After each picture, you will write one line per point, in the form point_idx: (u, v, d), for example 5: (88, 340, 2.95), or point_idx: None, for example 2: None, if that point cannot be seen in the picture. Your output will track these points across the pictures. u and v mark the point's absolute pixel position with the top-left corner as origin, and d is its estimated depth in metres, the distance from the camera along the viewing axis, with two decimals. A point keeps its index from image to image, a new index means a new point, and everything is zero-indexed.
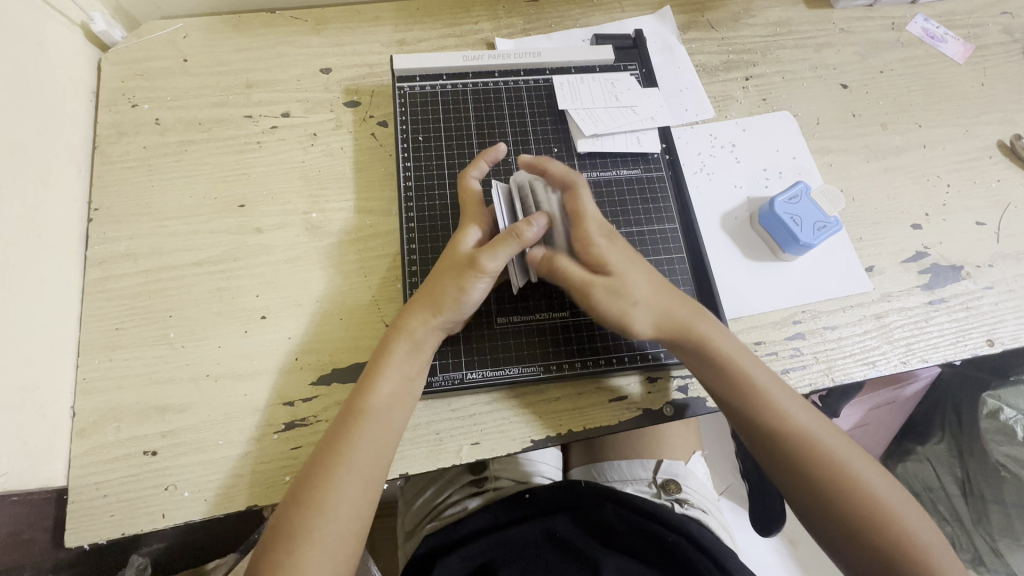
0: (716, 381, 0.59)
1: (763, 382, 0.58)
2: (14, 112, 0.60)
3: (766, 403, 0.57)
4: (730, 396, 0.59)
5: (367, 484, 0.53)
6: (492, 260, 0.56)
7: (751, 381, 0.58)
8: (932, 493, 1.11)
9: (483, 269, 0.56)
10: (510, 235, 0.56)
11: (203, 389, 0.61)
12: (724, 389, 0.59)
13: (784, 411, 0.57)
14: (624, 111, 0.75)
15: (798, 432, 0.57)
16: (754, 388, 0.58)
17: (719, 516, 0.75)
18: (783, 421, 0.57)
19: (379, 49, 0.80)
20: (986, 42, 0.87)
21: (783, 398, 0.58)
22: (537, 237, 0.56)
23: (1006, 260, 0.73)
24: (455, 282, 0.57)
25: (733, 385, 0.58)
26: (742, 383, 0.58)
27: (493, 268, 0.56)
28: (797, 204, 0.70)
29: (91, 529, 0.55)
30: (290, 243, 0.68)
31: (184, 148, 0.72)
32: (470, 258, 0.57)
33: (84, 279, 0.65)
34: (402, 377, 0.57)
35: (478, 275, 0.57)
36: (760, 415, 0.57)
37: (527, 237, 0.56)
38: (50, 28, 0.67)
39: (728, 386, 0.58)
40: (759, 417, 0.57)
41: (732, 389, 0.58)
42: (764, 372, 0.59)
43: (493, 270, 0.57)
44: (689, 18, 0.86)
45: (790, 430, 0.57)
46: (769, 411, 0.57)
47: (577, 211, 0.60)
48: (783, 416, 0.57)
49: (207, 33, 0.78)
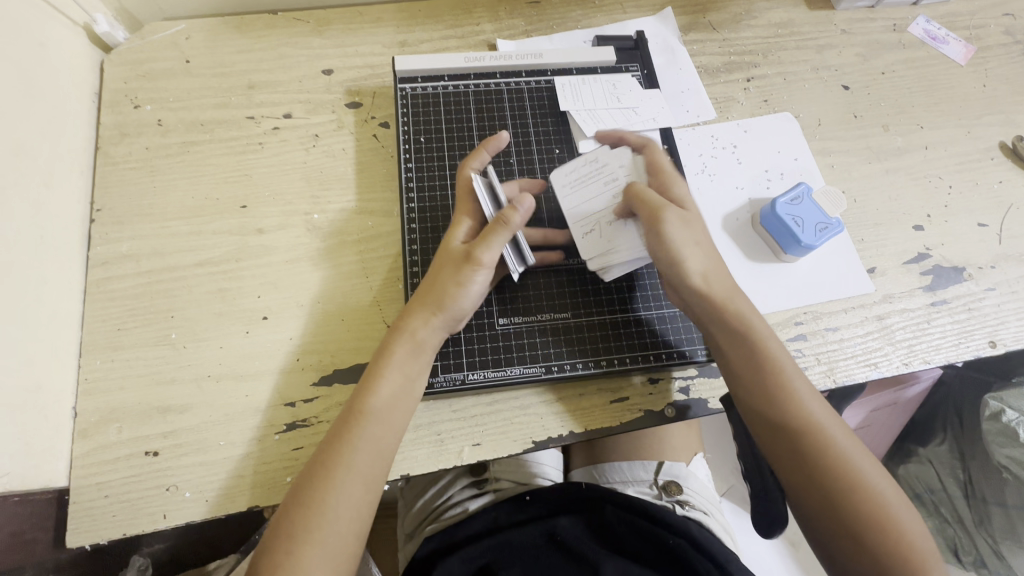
0: (735, 359, 0.60)
1: (784, 366, 0.58)
2: (18, 112, 0.60)
3: (782, 388, 0.58)
4: (749, 374, 0.59)
5: (369, 485, 0.53)
6: (488, 250, 0.57)
7: (771, 364, 0.58)
8: (934, 494, 1.11)
9: (479, 259, 0.57)
10: (500, 223, 0.58)
11: (205, 390, 0.61)
12: (744, 367, 0.59)
13: (801, 398, 0.57)
14: (625, 113, 0.75)
15: (810, 422, 0.57)
16: (773, 370, 0.58)
17: (719, 518, 0.75)
18: (798, 407, 0.57)
19: (381, 50, 0.80)
20: (988, 43, 0.87)
21: (801, 386, 0.58)
22: (525, 220, 0.59)
23: (1008, 261, 0.73)
24: (453, 276, 0.58)
25: (752, 365, 0.59)
26: (763, 364, 0.58)
27: (489, 258, 0.58)
28: (798, 204, 0.70)
29: (93, 530, 0.55)
30: (291, 244, 0.68)
31: (186, 149, 0.72)
32: (467, 252, 0.58)
33: (86, 279, 0.65)
34: (403, 377, 0.57)
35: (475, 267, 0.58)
36: (775, 399, 0.57)
37: (514, 223, 0.58)
38: (53, 29, 0.67)
39: (748, 363, 0.59)
40: (774, 401, 0.57)
41: (751, 369, 0.59)
42: (786, 357, 0.59)
43: (490, 260, 0.58)
44: (690, 19, 0.86)
45: (804, 418, 0.57)
46: (789, 397, 0.57)
47: (650, 159, 0.66)
48: (799, 403, 0.57)
49: (209, 35, 0.78)
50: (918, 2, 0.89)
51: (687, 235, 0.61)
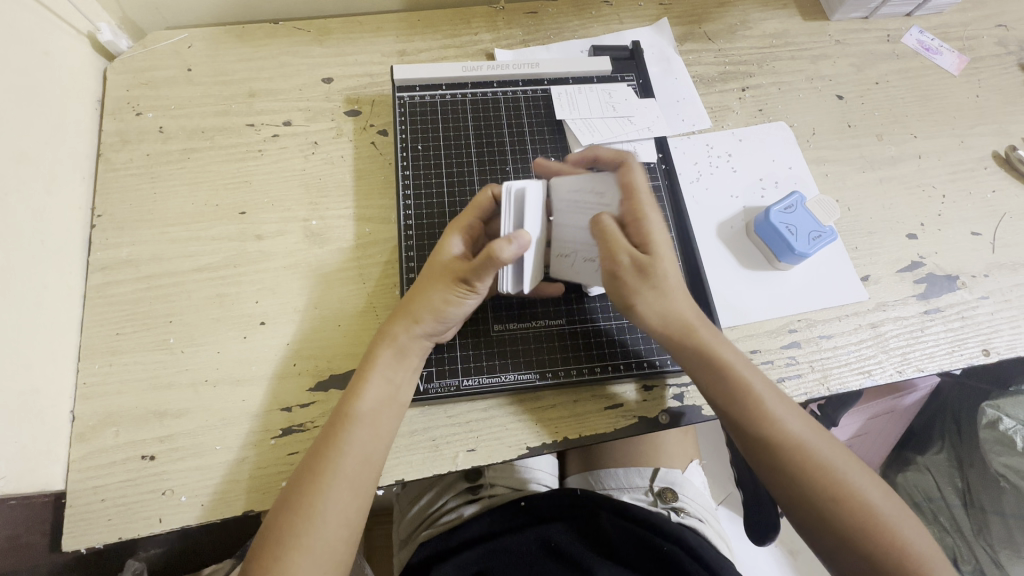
0: (712, 389, 0.59)
1: (758, 388, 0.58)
2: (21, 120, 0.61)
3: (762, 412, 0.57)
4: (726, 405, 0.58)
5: (356, 491, 0.54)
6: (482, 280, 0.56)
7: (746, 388, 0.58)
8: (932, 503, 1.10)
9: (473, 286, 0.57)
10: (491, 260, 0.54)
11: (201, 394, 0.62)
12: (719, 395, 0.58)
13: (780, 417, 0.57)
14: (621, 121, 0.76)
15: (793, 439, 0.56)
16: (749, 395, 0.58)
17: (715, 524, 0.75)
18: (779, 429, 0.57)
19: (380, 60, 0.81)
20: (982, 54, 0.88)
21: (779, 405, 0.58)
22: (513, 258, 0.53)
23: (1002, 270, 0.74)
24: (443, 294, 0.57)
25: (729, 394, 0.58)
26: (738, 390, 0.58)
27: (481, 286, 0.57)
28: (793, 213, 0.71)
29: (89, 533, 0.56)
30: (289, 250, 0.69)
31: (186, 156, 0.73)
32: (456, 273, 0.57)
33: (86, 285, 0.65)
34: (388, 383, 0.57)
35: (466, 290, 0.57)
36: (755, 423, 0.57)
37: (500, 259, 0.53)
38: (58, 38, 0.68)
39: (723, 393, 0.58)
40: (752, 424, 0.57)
41: (726, 395, 0.58)
42: (760, 379, 0.59)
43: (480, 287, 0.57)
44: (686, 29, 0.87)
45: (786, 436, 0.57)
46: (764, 418, 0.57)
47: (630, 185, 0.58)
48: (779, 423, 0.57)
49: (211, 44, 0.80)
50: (912, 13, 0.90)
51: (659, 276, 0.58)
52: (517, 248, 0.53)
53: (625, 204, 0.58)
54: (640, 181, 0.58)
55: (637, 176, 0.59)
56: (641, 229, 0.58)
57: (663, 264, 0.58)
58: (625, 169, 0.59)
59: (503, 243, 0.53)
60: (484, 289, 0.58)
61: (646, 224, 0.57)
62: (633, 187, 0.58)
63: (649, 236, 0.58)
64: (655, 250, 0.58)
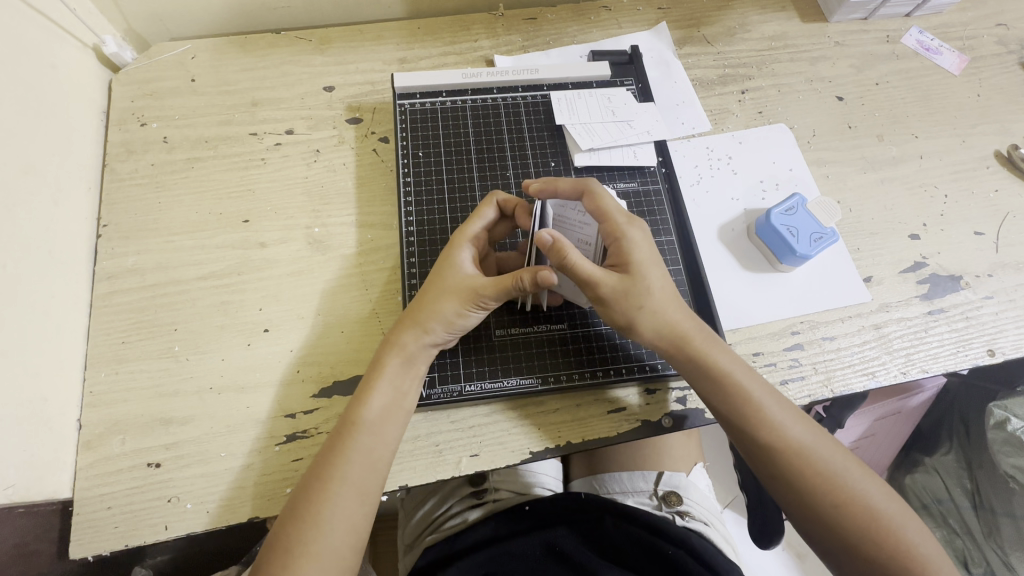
0: (712, 397, 0.59)
1: (758, 396, 0.58)
2: (28, 131, 0.62)
3: (761, 418, 0.57)
4: (725, 410, 0.58)
5: (363, 498, 0.54)
6: (495, 299, 0.58)
7: (745, 396, 0.57)
8: (942, 505, 1.09)
9: (485, 304, 0.59)
10: (514, 285, 0.57)
11: (206, 402, 0.62)
12: (719, 402, 0.58)
13: (779, 423, 0.57)
14: (620, 126, 0.76)
15: (793, 445, 0.56)
16: (748, 403, 0.57)
17: (721, 528, 0.74)
18: (779, 435, 0.56)
19: (381, 67, 0.82)
20: (982, 53, 0.88)
21: (777, 410, 0.57)
22: (535, 288, 0.56)
23: (1006, 269, 0.73)
24: (454, 307, 0.58)
25: (728, 400, 0.58)
26: (737, 398, 0.57)
27: (492, 304, 0.59)
28: (794, 215, 0.71)
29: (95, 541, 0.56)
30: (292, 257, 0.70)
31: (191, 165, 0.74)
32: (469, 288, 0.58)
33: (92, 295, 0.66)
34: (395, 391, 0.58)
35: (478, 306, 0.59)
36: (754, 430, 0.57)
37: (522, 285, 0.56)
38: (64, 50, 0.69)
39: (722, 401, 0.58)
40: (752, 431, 0.57)
41: (726, 402, 0.58)
42: (759, 386, 0.58)
43: (492, 305, 0.59)
44: (684, 33, 0.87)
45: (785, 443, 0.56)
46: (763, 425, 0.57)
47: (601, 211, 0.59)
48: (778, 429, 0.56)
49: (214, 54, 0.81)
50: (911, 13, 0.90)
51: (648, 294, 0.58)
52: (536, 280, 0.55)
53: (603, 228, 0.59)
54: (610, 204, 0.59)
55: (605, 201, 0.59)
56: (622, 249, 0.58)
57: (647, 284, 0.58)
58: (590, 196, 0.59)
59: (528, 275, 0.55)
60: (494, 306, 0.60)
61: (625, 242, 0.58)
62: (605, 212, 0.59)
63: (631, 257, 0.58)
64: (636, 272, 0.58)
